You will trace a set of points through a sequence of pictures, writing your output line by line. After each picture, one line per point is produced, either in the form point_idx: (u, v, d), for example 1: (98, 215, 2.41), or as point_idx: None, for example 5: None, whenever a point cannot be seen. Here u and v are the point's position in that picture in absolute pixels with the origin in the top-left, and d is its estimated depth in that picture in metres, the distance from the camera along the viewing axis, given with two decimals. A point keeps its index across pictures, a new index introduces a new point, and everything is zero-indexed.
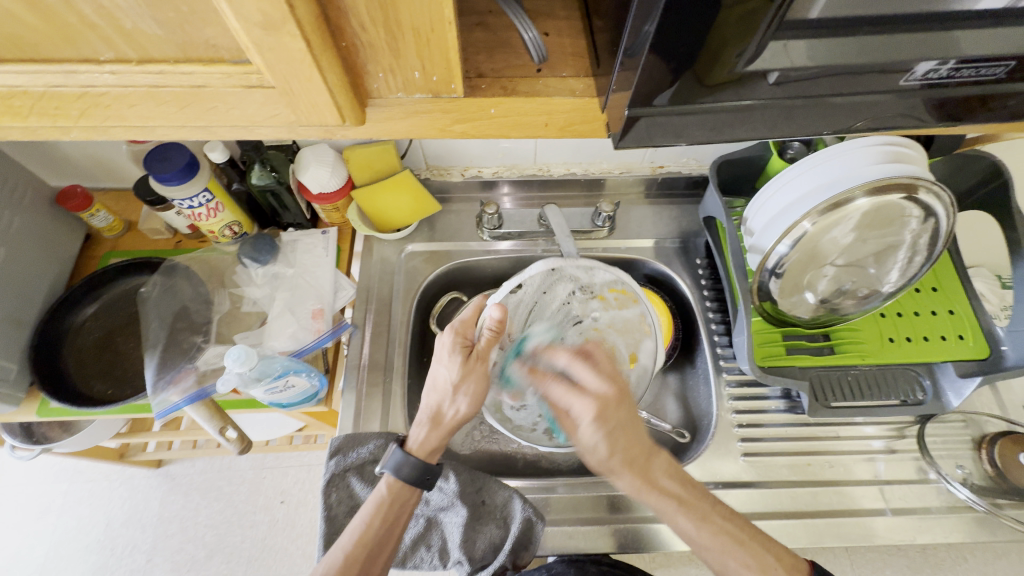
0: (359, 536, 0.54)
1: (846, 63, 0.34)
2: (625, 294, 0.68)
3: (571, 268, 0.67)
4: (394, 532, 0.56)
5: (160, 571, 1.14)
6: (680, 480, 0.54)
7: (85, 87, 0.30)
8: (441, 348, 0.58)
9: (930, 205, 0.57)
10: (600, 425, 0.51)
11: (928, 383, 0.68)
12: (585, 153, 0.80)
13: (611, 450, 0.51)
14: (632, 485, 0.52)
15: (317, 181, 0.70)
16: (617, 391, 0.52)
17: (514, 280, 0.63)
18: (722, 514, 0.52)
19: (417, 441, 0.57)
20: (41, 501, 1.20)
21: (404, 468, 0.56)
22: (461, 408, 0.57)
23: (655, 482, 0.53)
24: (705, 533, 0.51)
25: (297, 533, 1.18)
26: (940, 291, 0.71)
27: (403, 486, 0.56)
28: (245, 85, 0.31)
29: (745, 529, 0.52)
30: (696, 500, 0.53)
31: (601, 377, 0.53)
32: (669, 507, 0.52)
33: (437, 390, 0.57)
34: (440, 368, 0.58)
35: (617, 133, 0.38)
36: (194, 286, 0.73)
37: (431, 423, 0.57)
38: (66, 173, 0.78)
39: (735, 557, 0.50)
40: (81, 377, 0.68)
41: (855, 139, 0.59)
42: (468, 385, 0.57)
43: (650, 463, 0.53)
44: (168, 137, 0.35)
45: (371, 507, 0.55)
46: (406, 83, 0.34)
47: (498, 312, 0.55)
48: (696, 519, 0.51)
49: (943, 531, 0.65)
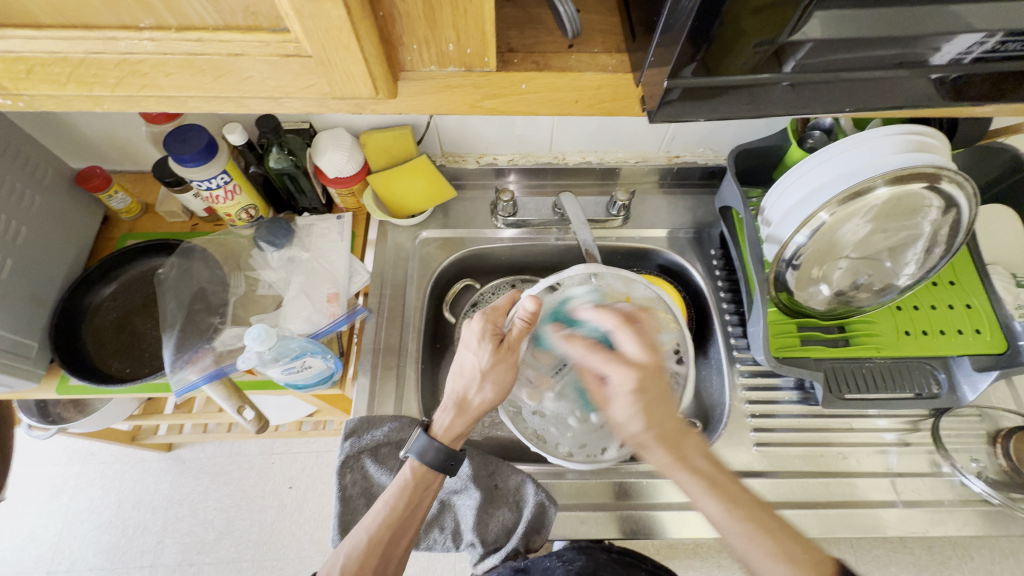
0: (382, 519, 0.54)
1: (885, 37, 0.33)
2: (660, 316, 0.67)
3: (610, 277, 0.65)
4: (418, 514, 0.56)
5: (170, 552, 1.16)
6: (714, 462, 0.49)
7: (124, 54, 0.30)
8: (471, 334, 0.58)
9: (953, 195, 0.56)
10: (638, 395, 0.51)
11: (942, 377, 0.68)
12: (601, 141, 0.79)
13: (641, 421, 0.50)
14: (661, 463, 0.49)
15: (333, 166, 0.71)
16: (657, 363, 0.53)
17: (552, 278, 0.61)
18: (754, 503, 0.47)
19: (441, 426, 0.57)
20: (54, 482, 1.21)
21: (429, 454, 0.55)
22: (488, 397, 0.57)
23: (689, 461, 0.49)
24: (734, 518, 0.46)
25: (305, 518, 1.20)
26: (957, 285, 0.70)
27: (428, 469, 0.56)
28: (282, 54, 0.31)
29: (777, 521, 0.46)
30: (728, 484, 0.48)
31: (643, 350, 0.53)
32: (698, 487, 0.48)
33: (464, 376, 0.57)
34: (467, 355, 0.58)
35: (653, 109, 0.38)
36: (211, 268, 0.74)
37: (457, 409, 0.57)
38: (84, 154, 0.79)
39: (764, 546, 0.44)
40: (99, 355, 0.68)
41: (877, 129, 0.59)
42: (498, 374, 0.57)
43: (683, 441, 0.50)
44: (200, 109, 0.35)
45: (395, 489, 0.55)
46: (438, 55, 0.34)
47: (532, 304, 0.54)
48: (726, 504, 0.47)
49: (955, 524, 0.65)
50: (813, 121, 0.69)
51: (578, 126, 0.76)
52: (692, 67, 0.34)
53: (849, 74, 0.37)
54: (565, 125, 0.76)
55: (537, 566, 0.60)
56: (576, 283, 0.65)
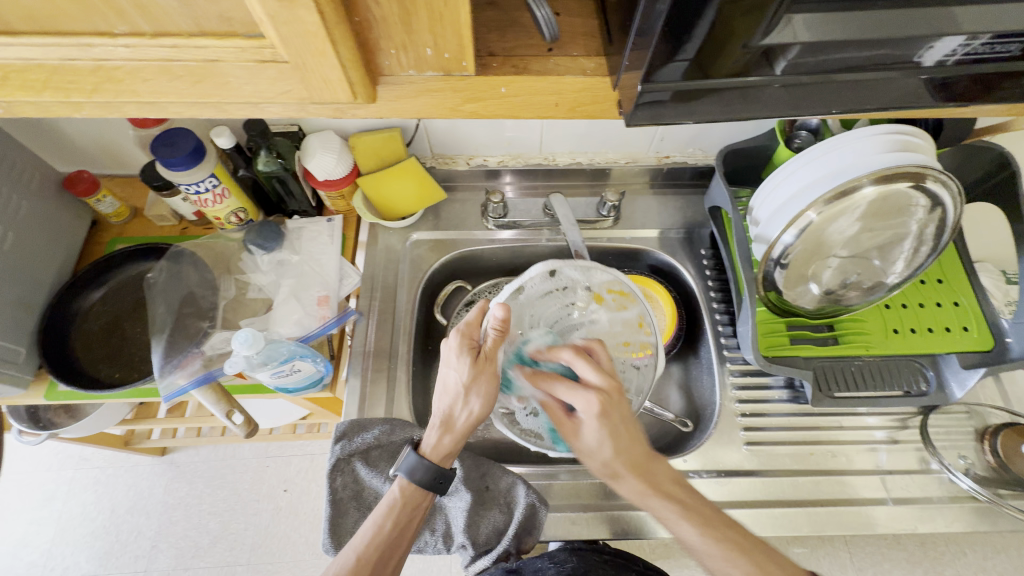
0: (370, 539, 0.54)
1: (859, 39, 0.33)
2: (623, 295, 0.68)
3: (569, 270, 0.66)
4: (406, 535, 0.55)
5: (164, 557, 1.15)
6: (682, 486, 0.53)
7: (99, 60, 0.30)
8: (449, 351, 0.57)
9: (938, 194, 0.56)
10: (604, 419, 0.52)
11: (931, 374, 0.68)
12: (591, 142, 0.79)
13: (612, 447, 0.52)
14: (636, 490, 0.51)
15: (323, 168, 0.71)
16: (617, 386, 0.54)
17: (513, 283, 0.63)
18: (725, 523, 0.50)
19: (429, 446, 0.57)
20: (46, 488, 1.21)
21: (419, 471, 0.56)
22: (473, 412, 0.56)
23: (661, 487, 0.52)
24: (709, 540, 0.49)
25: (300, 521, 1.19)
26: (945, 283, 0.71)
27: (416, 488, 0.56)
28: (259, 60, 0.31)
29: (744, 536, 0.49)
30: (697, 505, 0.52)
31: (601, 372, 0.54)
32: (671, 513, 0.50)
33: (448, 394, 0.56)
34: (448, 371, 0.57)
35: (628, 111, 0.38)
36: (200, 272, 0.74)
37: (443, 426, 0.56)
38: (72, 158, 0.78)
39: (737, 566, 0.47)
40: (88, 360, 0.68)
41: (864, 128, 0.59)
42: (479, 386, 0.56)
43: (651, 467, 0.53)
44: (180, 114, 0.35)
45: (384, 509, 0.56)
46: (417, 59, 0.34)
47: (503, 311, 0.55)
48: (699, 527, 0.50)
49: (944, 521, 0.65)
50: (801, 122, 0.69)
51: (568, 127, 0.76)
52: (683, 67, 0.34)
53: (827, 75, 0.37)
54: (555, 127, 0.76)
55: (528, 567, 0.62)
56: (538, 283, 0.66)
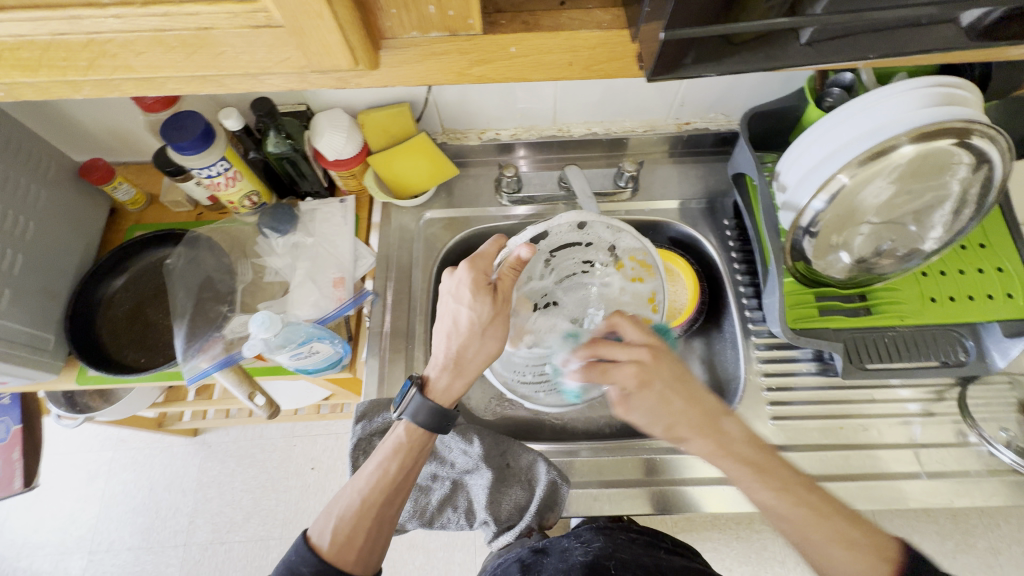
0: (375, 481, 0.54)
1: None
2: (644, 266, 0.67)
3: (598, 227, 0.64)
4: (410, 477, 0.55)
5: (202, 532, 1.20)
6: (756, 446, 0.50)
7: (91, 33, 0.29)
8: (460, 286, 0.55)
9: (985, 150, 0.52)
10: (649, 378, 0.51)
11: (970, 344, 0.65)
12: (607, 109, 0.76)
13: (662, 415, 0.51)
14: (704, 450, 0.50)
15: (333, 148, 0.69)
16: (656, 350, 0.53)
17: (539, 226, 0.58)
18: (803, 486, 0.48)
19: (437, 385, 0.56)
20: (89, 467, 1.26)
21: (421, 413, 0.55)
22: (483, 351, 0.56)
23: (730, 447, 0.50)
24: (786, 503, 0.47)
25: (327, 498, 1.23)
26: (988, 249, 0.66)
27: (420, 432, 0.56)
28: (252, 25, 0.29)
29: (827, 502, 0.47)
30: (773, 467, 0.49)
31: (631, 345, 0.53)
32: (744, 474, 0.49)
33: (461, 332, 0.55)
34: (460, 307, 0.55)
35: (648, 68, 0.35)
36: (217, 257, 0.74)
37: (453, 369, 0.56)
38: (87, 147, 0.79)
39: (821, 530, 0.46)
40: (114, 346, 0.69)
41: (902, 82, 0.55)
42: (493, 326, 0.56)
43: (721, 424, 0.51)
44: (179, 90, 0.34)
45: (389, 451, 0.55)
46: (420, 19, 0.33)
47: (527, 251, 0.52)
48: (775, 489, 0.48)
49: (982, 494, 0.63)
50: (832, 78, 0.64)
51: (584, 95, 0.72)
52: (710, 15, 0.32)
53: (867, 16, 0.32)
54: (570, 95, 0.73)
55: (554, 547, 0.60)
56: (566, 232, 0.65)
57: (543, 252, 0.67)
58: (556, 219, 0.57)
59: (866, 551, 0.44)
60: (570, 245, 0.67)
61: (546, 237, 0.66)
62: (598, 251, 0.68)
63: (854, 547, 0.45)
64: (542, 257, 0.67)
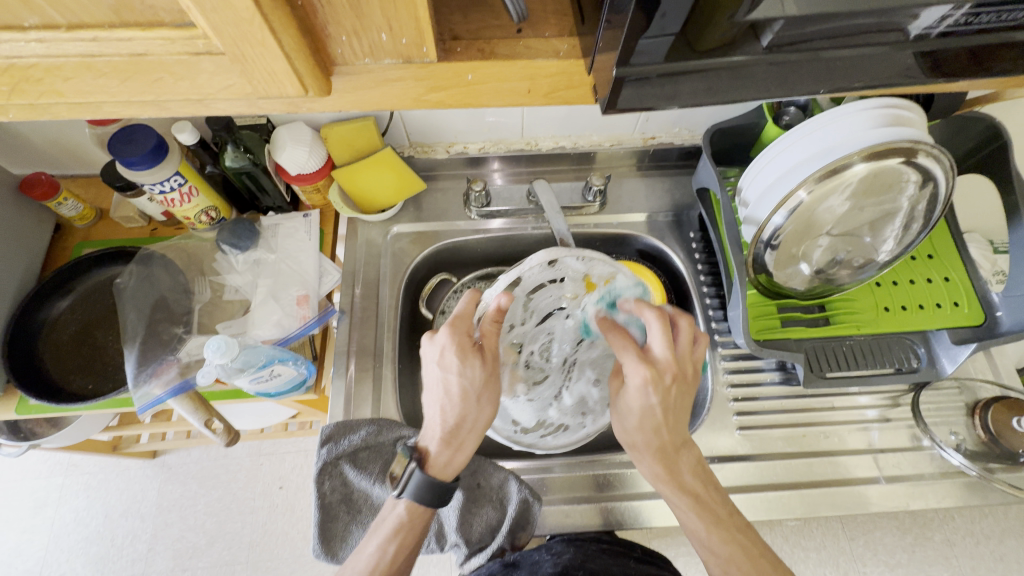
0: (374, 565, 0.51)
1: (837, 10, 0.31)
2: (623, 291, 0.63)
3: (570, 261, 0.58)
4: (412, 556, 0.53)
5: (161, 559, 1.14)
6: (703, 479, 0.53)
7: (11, 57, 0.28)
8: (445, 353, 0.52)
9: (931, 169, 0.55)
10: (649, 393, 0.49)
11: (921, 351, 0.68)
12: (574, 124, 0.76)
13: (635, 416, 0.51)
14: (653, 471, 0.52)
15: (295, 162, 0.67)
16: (677, 373, 0.50)
17: (512, 275, 0.53)
18: (737, 526, 0.51)
19: (437, 461, 0.54)
20: (37, 495, 1.19)
21: (422, 492, 0.53)
22: (480, 418, 0.55)
23: (678, 475, 0.52)
24: (715, 538, 0.50)
25: (297, 518, 1.19)
26: (935, 259, 0.70)
27: (420, 509, 0.54)
28: (191, 52, 0.28)
29: (755, 545, 0.50)
30: (715, 506, 0.52)
31: (670, 351, 0.49)
32: (684, 501, 0.51)
33: (454, 401, 0.53)
34: (449, 375, 0.52)
35: (603, 98, 0.36)
36: (173, 275, 0.71)
37: (446, 442, 0.54)
38: (28, 161, 0.74)
39: (740, 568, 0.48)
40: (59, 371, 0.65)
41: (854, 102, 0.57)
42: (487, 390, 0.54)
43: (678, 456, 0.52)
44: (117, 113, 0.33)
45: (389, 531, 0.53)
46: (371, 46, 0.32)
47: (507, 300, 0.51)
48: (710, 525, 0.50)
49: (936, 497, 0.65)
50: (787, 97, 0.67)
51: (551, 111, 0.73)
52: (667, 42, 0.32)
53: (818, 52, 0.34)
54: (537, 110, 0.73)
55: (525, 560, 0.58)
56: (537, 272, 0.58)
57: (519, 297, 0.61)
58: (529, 262, 0.53)
59: None
60: (541, 284, 0.61)
61: (519, 283, 0.59)
62: (574, 281, 0.61)
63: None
64: (519, 302, 0.61)
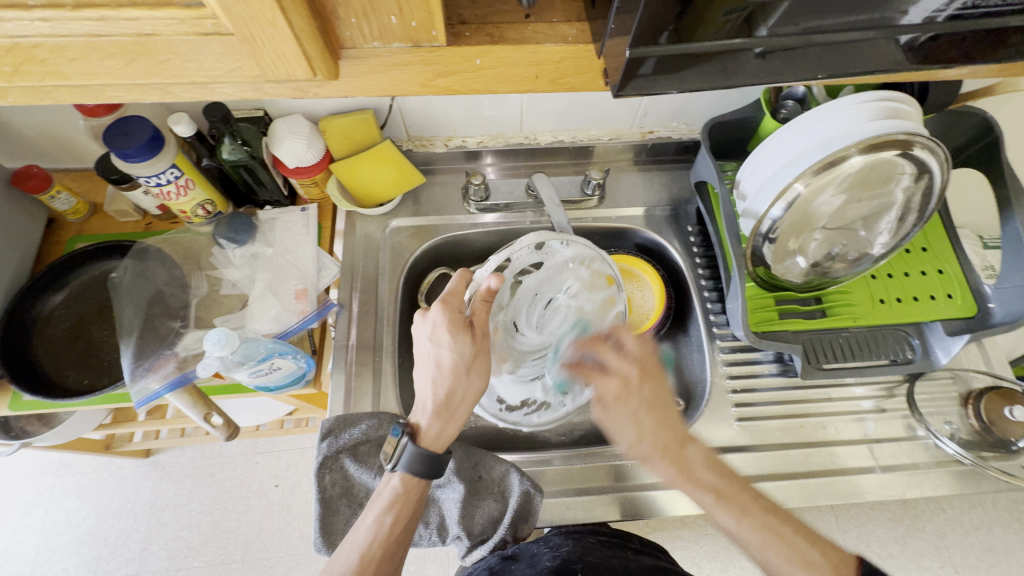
0: (374, 535, 0.51)
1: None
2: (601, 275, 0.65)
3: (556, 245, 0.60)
4: (410, 529, 0.53)
5: (155, 559, 1.13)
6: (716, 470, 0.52)
7: (15, 37, 0.28)
8: (437, 328, 0.53)
9: (926, 161, 0.55)
10: (629, 398, 0.53)
11: (917, 342, 0.69)
12: (574, 117, 0.77)
13: (631, 428, 0.52)
14: (666, 475, 0.52)
15: (294, 155, 0.67)
16: (641, 372, 0.54)
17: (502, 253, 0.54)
18: (762, 508, 0.50)
19: (429, 433, 0.54)
20: (27, 496, 1.17)
21: (416, 463, 0.53)
22: (470, 391, 0.55)
23: (691, 473, 0.51)
24: (745, 527, 0.49)
25: (293, 516, 1.18)
26: (930, 252, 0.71)
27: (416, 480, 0.54)
28: (200, 33, 0.28)
29: (784, 523, 0.49)
30: (737, 493, 0.51)
31: (624, 360, 0.55)
32: (706, 499, 0.50)
33: (445, 376, 0.53)
34: (441, 350, 0.53)
35: (614, 82, 0.36)
36: (169, 270, 0.70)
37: (440, 414, 0.54)
38: (20, 153, 0.73)
39: (779, 551, 0.47)
40: (53, 366, 0.64)
41: (850, 95, 0.57)
42: (477, 364, 0.55)
43: (685, 453, 0.52)
44: (120, 98, 0.32)
45: (386, 503, 0.53)
46: (381, 30, 0.32)
47: (497, 281, 0.51)
48: (735, 513, 0.50)
49: (930, 485, 0.66)
50: (786, 91, 0.67)
51: (549, 104, 0.73)
52: (675, 29, 0.32)
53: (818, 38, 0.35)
54: (536, 104, 0.73)
55: (524, 552, 0.58)
56: (526, 255, 0.59)
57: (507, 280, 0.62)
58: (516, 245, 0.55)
59: (822, 568, 0.47)
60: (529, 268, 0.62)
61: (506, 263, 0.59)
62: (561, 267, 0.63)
63: (812, 566, 0.47)
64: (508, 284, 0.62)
